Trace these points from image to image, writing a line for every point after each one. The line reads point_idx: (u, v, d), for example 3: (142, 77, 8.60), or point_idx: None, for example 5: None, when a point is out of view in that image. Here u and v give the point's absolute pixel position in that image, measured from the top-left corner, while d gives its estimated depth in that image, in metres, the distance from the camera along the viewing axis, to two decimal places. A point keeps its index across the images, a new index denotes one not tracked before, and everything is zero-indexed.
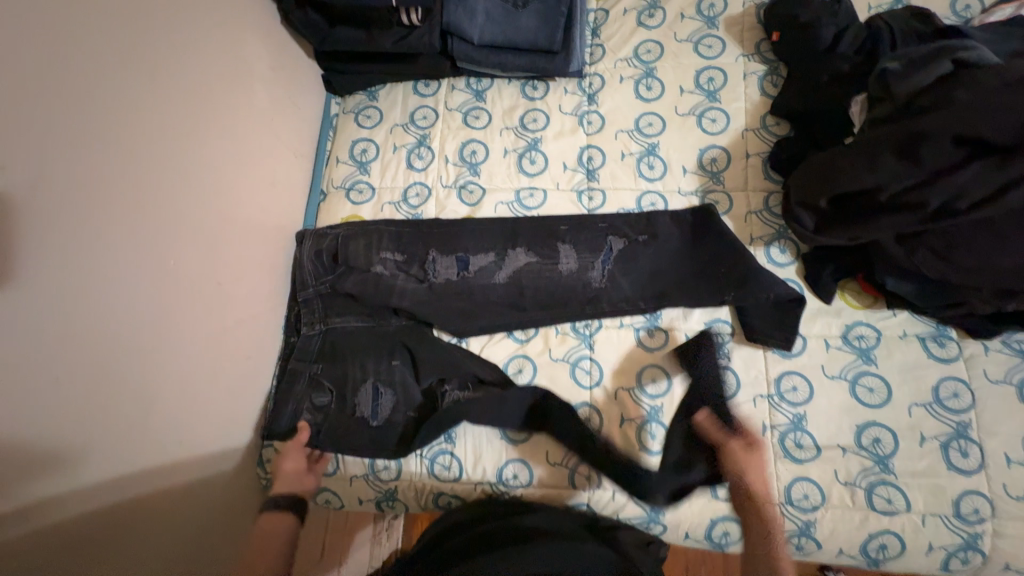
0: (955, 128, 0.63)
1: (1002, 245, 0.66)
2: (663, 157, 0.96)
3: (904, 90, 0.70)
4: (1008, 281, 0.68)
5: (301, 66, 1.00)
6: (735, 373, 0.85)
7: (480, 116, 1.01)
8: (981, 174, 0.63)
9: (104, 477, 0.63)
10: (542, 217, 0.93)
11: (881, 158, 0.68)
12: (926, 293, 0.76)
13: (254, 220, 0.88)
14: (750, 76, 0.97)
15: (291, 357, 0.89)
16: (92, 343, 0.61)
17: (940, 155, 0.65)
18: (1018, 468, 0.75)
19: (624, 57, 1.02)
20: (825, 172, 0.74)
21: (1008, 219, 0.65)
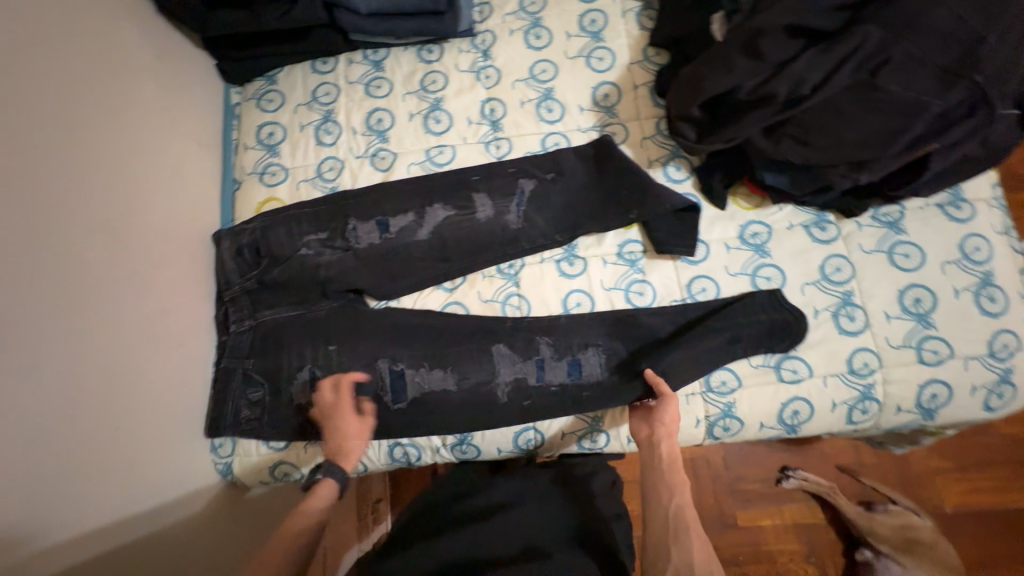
0: (784, 19, 0.71)
1: (842, 121, 0.76)
2: (560, 99, 1.01)
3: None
4: (856, 153, 0.78)
5: (190, 57, 0.99)
6: (650, 285, 0.92)
7: (381, 85, 1.03)
8: (813, 59, 0.72)
9: (42, 473, 0.62)
10: (454, 171, 0.97)
11: (733, 61, 0.76)
12: (798, 179, 0.85)
13: (167, 213, 0.88)
14: (628, 13, 1.03)
15: (223, 358, 0.88)
16: (9, 338, 0.61)
17: (776, 49, 0.73)
18: (896, 321, 0.86)
19: (510, 11, 1.06)
20: (692, 83, 0.81)
21: (843, 97, 0.75)
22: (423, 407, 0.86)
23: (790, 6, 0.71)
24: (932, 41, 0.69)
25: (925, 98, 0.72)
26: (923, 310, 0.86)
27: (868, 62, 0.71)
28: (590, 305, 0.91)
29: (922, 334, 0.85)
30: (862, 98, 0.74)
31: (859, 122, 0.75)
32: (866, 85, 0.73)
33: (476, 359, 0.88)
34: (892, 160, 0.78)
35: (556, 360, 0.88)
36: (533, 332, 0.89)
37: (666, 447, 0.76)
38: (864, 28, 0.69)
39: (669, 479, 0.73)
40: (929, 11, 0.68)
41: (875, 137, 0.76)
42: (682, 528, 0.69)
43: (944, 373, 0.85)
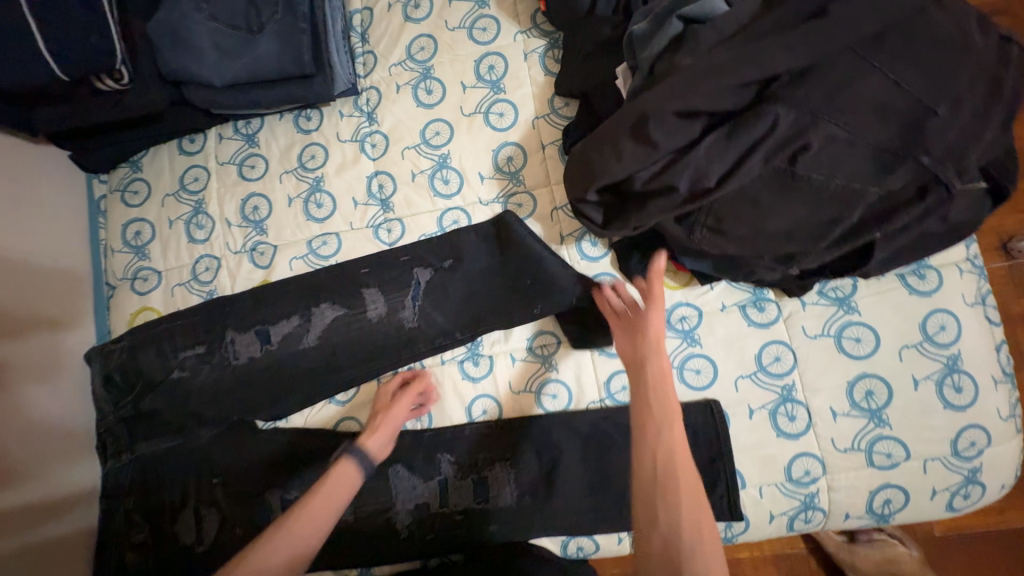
0: (671, 102, 0.59)
1: (761, 214, 0.61)
2: (457, 167, 0.87)
3: (647, 57, 0.66)
4: (782, 247, 0.63)
5: (27, 154, 0.85)
6: (565, 384, 0.82)
7: (256, 165, 0.90)
8: (716, 144, 0.59)
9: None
10: (340, 265, 0.86)
11: (622, 148, 0.63)
12: (722, 266, 0.72)
13: (46, 301, 0.83)
14: (531, 54, 0.87)
15: (105, 498, 0.81)
16: None
17: (667, 136, 0.60)
18: (844, 420, 0.74)
19: (397, 60, 0.91)
20: (581, 169, 0.67)
21: (757, 185, 0.60)
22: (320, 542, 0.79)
23: (675, 87, 0.59)
24: (864, 116, 0.56)
25: (858, 185, 0.58)
26: (875, 405, 0.74)
27: (785, 147, 0.57)
28: (498, 413, 0.82)
29: (874, 435, 0.74)
30: (780, 188, 0.60)
31: (782, 212, 0.61)
32: (785, 172, 0.59)
33: (372, 482, 0.80)
34: (825, 252, 0.63)
35: (459, 479, 0.79)
36: (433, 449, 0.81)
37: (666, 430, 0.62)
38: (772, 109, 0.56)
39: (682, 478, 0.59)
40: (852, 86, 0.55)
41: (800, 230, 0.62)
42: (689, 534, 0.55)
43: (898, 477, 0.73)
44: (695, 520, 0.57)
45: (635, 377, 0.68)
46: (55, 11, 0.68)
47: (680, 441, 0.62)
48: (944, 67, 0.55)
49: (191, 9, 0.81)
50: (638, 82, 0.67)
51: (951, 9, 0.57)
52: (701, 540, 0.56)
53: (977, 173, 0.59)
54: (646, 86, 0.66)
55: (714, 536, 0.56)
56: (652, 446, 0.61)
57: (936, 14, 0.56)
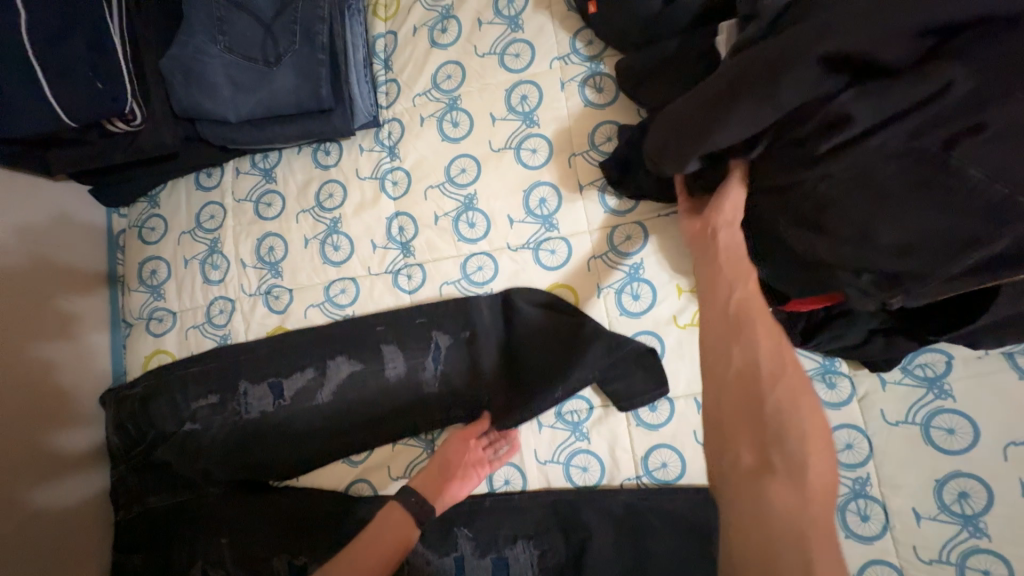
0: (821, 42, 0.45)
1: (878, 211, 0.47)
2: (483, 209, 0.80)
3: (772, 6, 0.53)
4: (894, 262, 0.48)
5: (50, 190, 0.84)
6: (597, 457, 0.73)
7: (273, 202, 0.85)
8: (872, 102, 0.45)
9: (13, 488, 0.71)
10: (356, 316, 0.80)
11: (734, 105, 0.50)
12: (797, 276, 0.58)
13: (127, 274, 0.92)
14: (569, 84, 0.78)
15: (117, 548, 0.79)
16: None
17: (804, 81, 0.47)
18: (929, 525, 0.63)
19: (421, 90, 0.83)
20: (677, 121, 0.56)
21: (887, 170, 0.46)
22: None
23: (824, 25, 0.46)
24: None
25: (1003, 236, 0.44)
26: (970, 510, 0.62)
27: (946, 126, 0.44)
28: (522, 484, 0.75)
29: (967, 546, 0.62)
30: (915, 183, 0.45)
31: (905, 220, 0.46)
32: (932, 161, 0.44)
33: None
34: (944, 286, 0.49)
35: (478, 557, 0.72)
36: (450, 521, 0.74)
37: (738, 285, 0.53)
38: (948, 70, 0.42)
39: (760, 326, 0.50)
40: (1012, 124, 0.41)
41: (926, 245, 0.46)
42: (771, 389, 0.46)
43: None
44: (779, 356, 0.48)
45: (701, 258, 0.58)
46: (61, 55, 0.64)
47: (755, 291, 0.53)
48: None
49: (207, 42, 0.76)
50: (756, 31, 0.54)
51: None
52: (783, 386, 0.47)
53: None
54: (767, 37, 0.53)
55: (809, 386, 0.47)
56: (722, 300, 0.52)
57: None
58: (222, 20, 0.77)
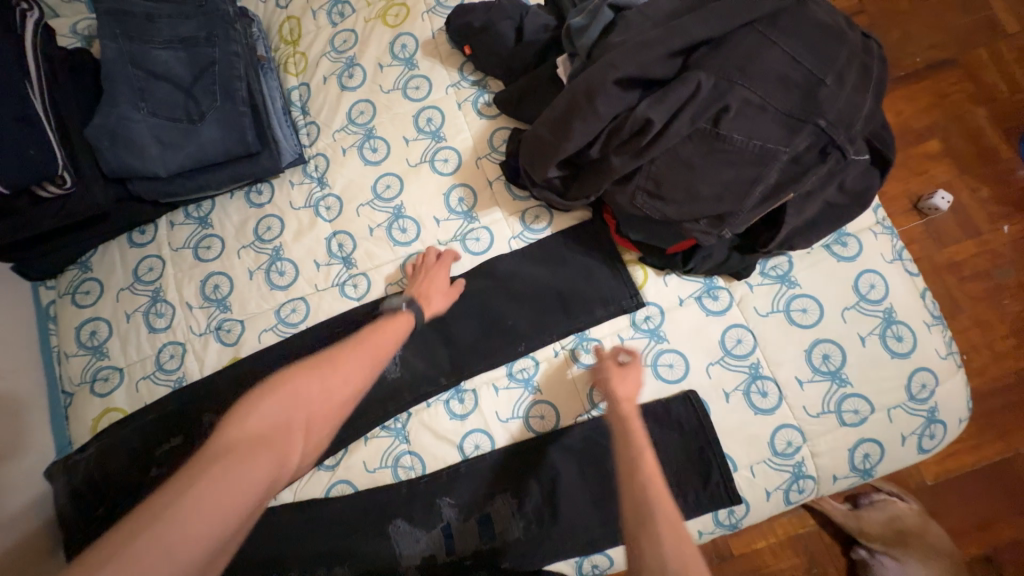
0: (612, 74, 0.65)
1: (693, 175, 0.67)
2: (412, 215, 0.91)
3: (584, 44, 0.71)
4: (714, 207, 0.69)
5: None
6: (550, 404, 0.83)
7: (212, 245, 0.91)
8: (659, 104, 0.64)
9: None
10: (311, 330, 0.86)
11: (571, 126, 0.69)
12: (658, 234, 0.78)
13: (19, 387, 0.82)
14: (464, 103, 0.94)
15: None
16: None
17: (611, 104, 0.66)
18: (810, 387, 0.79)
19: (339, 127, 0.96)
20: (539, 144, 0.73)
21: (688, 146, 0.66)
22: None
23: (614, 59, 0.65)
24: (767, 95, 0.63)
25: (771, 146, 0.64)
26: (834, 367, 0.80)
27: (705, 111, 0.64)
28: (491, 444, 0.81)
29: (839, 395, 0.79)
30: (707, 150, 0.66)
31: (709, 175, 0.67)
32: (709, 134, 0.65)
33: (373, 551, 0.78)
34: (751, 214, 0.69)
35: (463, 522, 0.78)
36: (432, 495, 0.79)
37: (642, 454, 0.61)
38: (694, 75, 0.63)
39: (660, 507, 0.55)
40: (751, 67, 0.63)
41: (728, 189, 0.67)
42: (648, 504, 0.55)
43: (870, 431, 0.78)
44: (672, 524, 0.53)
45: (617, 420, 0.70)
46: None
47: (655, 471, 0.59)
48: (823, 50, 0.64)
49: (130, 109, 0.84)
50: (577, 66, 0.73)
51: (821, 11, 0.65)
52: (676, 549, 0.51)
53: (863, 142, 0.68)
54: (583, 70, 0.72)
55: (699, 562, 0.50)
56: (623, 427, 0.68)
57: (813, 8, 0.65)
58: (143, 90, 0.85)
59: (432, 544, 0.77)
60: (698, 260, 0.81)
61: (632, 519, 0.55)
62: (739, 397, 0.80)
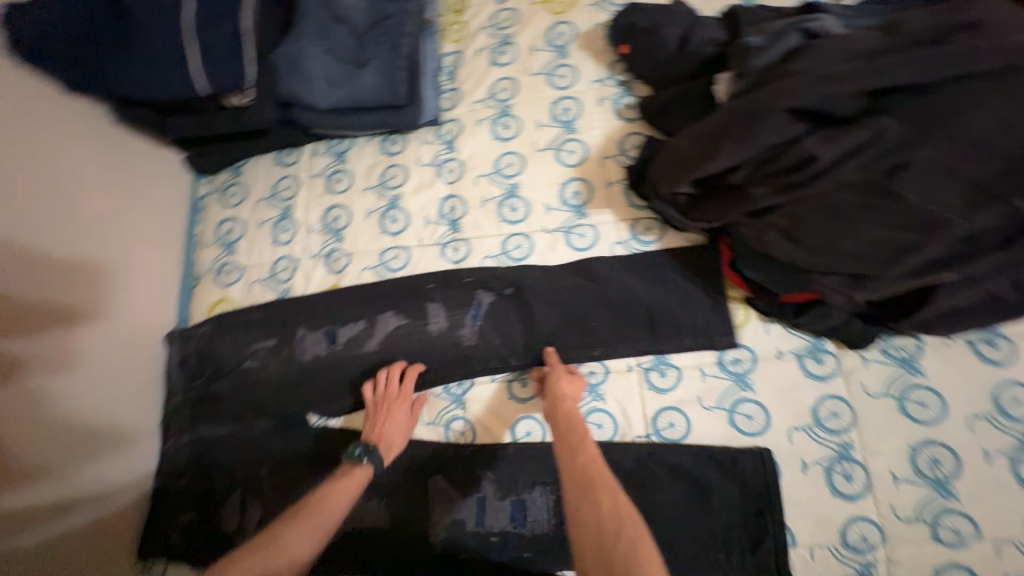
0: (784, 100, 0.61)
1: (841, 226, 0.62)
2: (525, 196, 0.93)
3: (755, 67, 0.68)
4: (853, 266, 0.63)
5: (153, 170, 0.98)
6: (611, 416, 0.82)
7: (342, 179, 0.99)
8: (825, 146, 0.60)
9: (68, 461, 0.77)
10: (407, 279, 0.91)
11: (719, 144, 0.66)
12: (776, 279, 0.72)
13: (161, 261, 0.96)
14: (604, 101, 0.94)
15: (161, 474, 0.88)
16: (21, 396, 0.73)
17: (773, 131, 0.62)
18: (906, 486, 0.71)
19: (479, 98, 1.00)
20: (678, 158, 0.72)
21: (845, 194, 0.61)
22: (356, 548, 0.80)
23: (788, 86, 0.62)
24: (966, 158, 0.55)
25: (948, 216, 0.57)
26: (941, 474, 0.71)
27: (882, 160, 0.58)
28: (543, 435, 0.82)
29: (939, 507, 0.70)
30: (865, 204, 0.60)
31: (859, 230, 0.61)
32: (875, 187, 0.59)
33: (411, 497, 0.81)
34: (894, 284, 0.63)
35: (498, 500, 0.79)
36: (476, 464, 0.81)
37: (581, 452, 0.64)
38: (878, 121, 0.58)
39: (603, 492, 0.57)
40: (952, 124, 0.55)
41: (876, 250, 0.62)
42: (592, 490, 0.58)
43: (969, 559, 0.67)
44: (615, 504, 0.56)
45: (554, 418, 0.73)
46: None
47: (596, 456, 0.63)
48: None
49: (311, 44, 0.92)
50: (740, 87, 0.69)
51: None
52: (627, 531, 0.53)
53: None
54: (748, 91, 0.68)
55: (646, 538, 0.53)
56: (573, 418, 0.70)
57: None
58: (325, 29, 0.94)
59: (464, 510, 0.79)
60: (814, 316, 0.75)
61: (576, 492, 0.59)
62: (818, 472, 0.74)
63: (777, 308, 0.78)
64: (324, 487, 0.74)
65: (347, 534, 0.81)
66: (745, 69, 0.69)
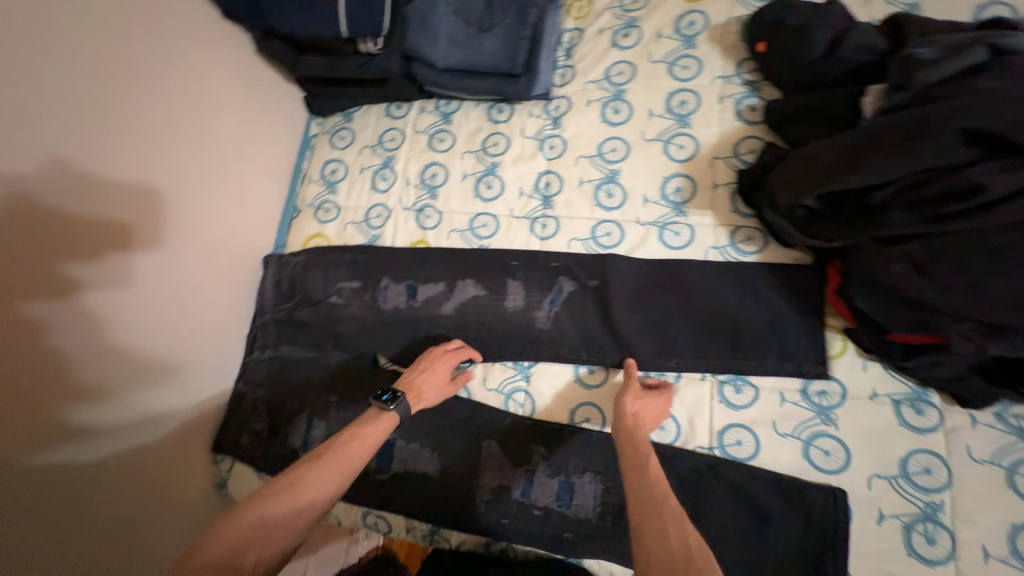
0: (961, 119, 0.55)
1: (994, 268, 0.56)
2: (624, 184, 0.91)
3: (926, 79, 0.62)
4: (997, 315, 0.57)
5: (277, 107, 1.07)
6: (675, 420, 0.80)
7: (444, 139, 1.02)
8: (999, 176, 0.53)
9: (168, 351, 0.87)
10: (491, 247, 0.92)
11: (868, 156, 0.61)
12: (893, 313, 0.68)
13: (267, 189, 1.05)
14: (726, 99, 0.90)
15: (242, 380, 0.97)
16: (139, 285, 0.82)
17: (938, 151, 0.57)
18: (998, 566, 0.64)
19: (594, 78, 0.98)
20: (811, 166, 0.68)
21: (1008, 234, 0.55)
22: (402, 489, 0.84)
23: (966, 104, 0.56)
24: None
25: None
26: None
27: None
28: (600, 425, 0.81)
29: None
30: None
31: (1015, 277, 0.55)
32: None
33: (463, 455, 0.83)
34: None
35: (547, 476, 0.80)
36: (530, 439, 0.82)
37: (647, 477, 0.62)
38: None
39: (671, 524, 0.55)
40: None
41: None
42: (660, 521, 0.56)
43: None
44: (684, 539, 0.54)
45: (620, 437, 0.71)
46: None
47: (663, 484, 0.61)
48: None
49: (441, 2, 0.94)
50: (902, 100, 0.64)
51: None
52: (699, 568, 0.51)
53: None
54: (910, 105, 0.63)
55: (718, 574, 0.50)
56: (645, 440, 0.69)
57: None
58: None
59: (511, 478, 0.81)
60: (927, 365, 0.69)
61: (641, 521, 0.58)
62: (897, 528, 0.69)
63: (880, 347, 0.72)
64: (346, 434, 0.71)
65: (397, 475, 0.84)
66: (911, 82, 0.63)
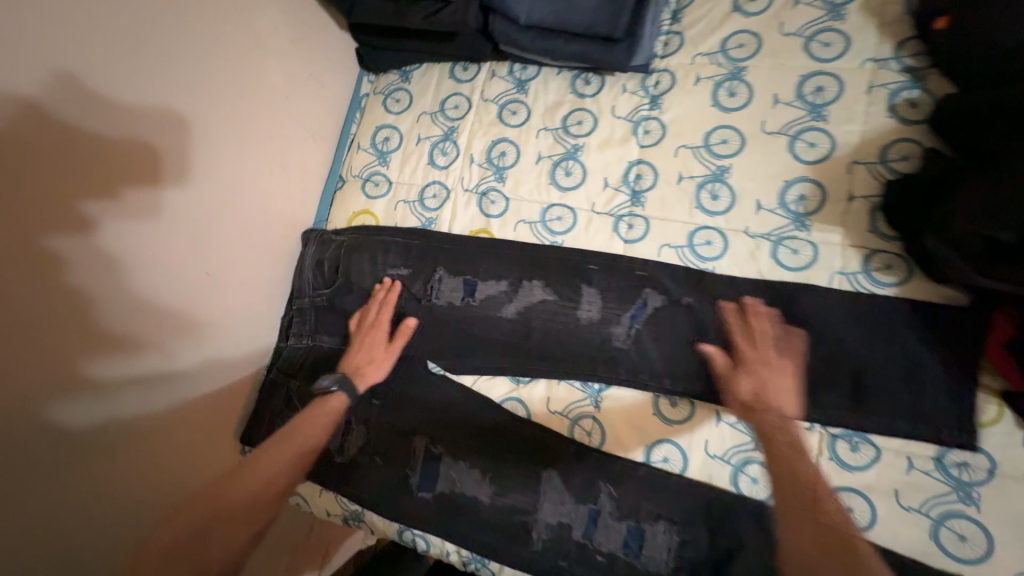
0: None
1: None
2: (733, 185, 0.76)
3: None
4: None
5: (325, 59, 0.94)
6: None
7: (517, 111, 0.87)
8: None
9: (198, 328, 0.78)
10: (565, 246, 0.79)
11: None
12: None
13: (311, 153, 0.94)
14: (877, 89, 0.72)
15: (275, 368, 0.87)
16: (167, 253, 0.73)
17: None
18: None
19: (706, 50, 0.81)
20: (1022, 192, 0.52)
21: None
22: (447, 511, 0.75)
23: None
24: None
25: None
26: None
27: None
28: (681, 468, 0.70)
29: None
30: None
31: None
32: None
33: (517, 482, 0.74)
34: None
35: (614, 519, 0.70)
36: (597, 474, 0.72)
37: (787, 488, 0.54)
38: None
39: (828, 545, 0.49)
40: None
41: None
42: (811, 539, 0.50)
43: None
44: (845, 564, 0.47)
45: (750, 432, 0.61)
46: None
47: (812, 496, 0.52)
48: None
49: None
50: None
51: None
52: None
53: None
54: None
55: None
56: (787, 464, 0.55)
57: None
58: None
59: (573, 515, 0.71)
60: None
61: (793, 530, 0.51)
62: None
63: None
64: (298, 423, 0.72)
65: (442, 495, 0.75)
66: None
